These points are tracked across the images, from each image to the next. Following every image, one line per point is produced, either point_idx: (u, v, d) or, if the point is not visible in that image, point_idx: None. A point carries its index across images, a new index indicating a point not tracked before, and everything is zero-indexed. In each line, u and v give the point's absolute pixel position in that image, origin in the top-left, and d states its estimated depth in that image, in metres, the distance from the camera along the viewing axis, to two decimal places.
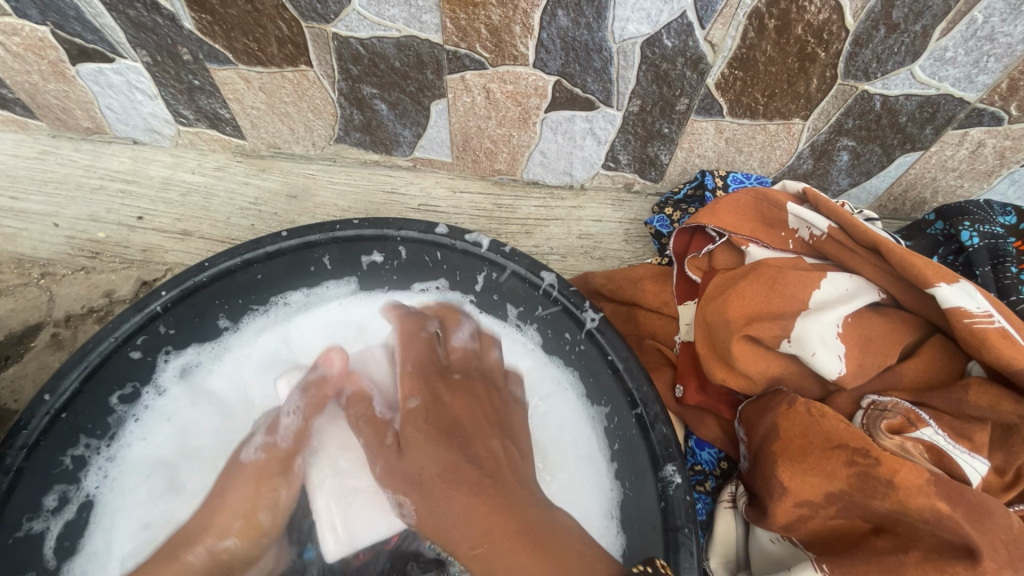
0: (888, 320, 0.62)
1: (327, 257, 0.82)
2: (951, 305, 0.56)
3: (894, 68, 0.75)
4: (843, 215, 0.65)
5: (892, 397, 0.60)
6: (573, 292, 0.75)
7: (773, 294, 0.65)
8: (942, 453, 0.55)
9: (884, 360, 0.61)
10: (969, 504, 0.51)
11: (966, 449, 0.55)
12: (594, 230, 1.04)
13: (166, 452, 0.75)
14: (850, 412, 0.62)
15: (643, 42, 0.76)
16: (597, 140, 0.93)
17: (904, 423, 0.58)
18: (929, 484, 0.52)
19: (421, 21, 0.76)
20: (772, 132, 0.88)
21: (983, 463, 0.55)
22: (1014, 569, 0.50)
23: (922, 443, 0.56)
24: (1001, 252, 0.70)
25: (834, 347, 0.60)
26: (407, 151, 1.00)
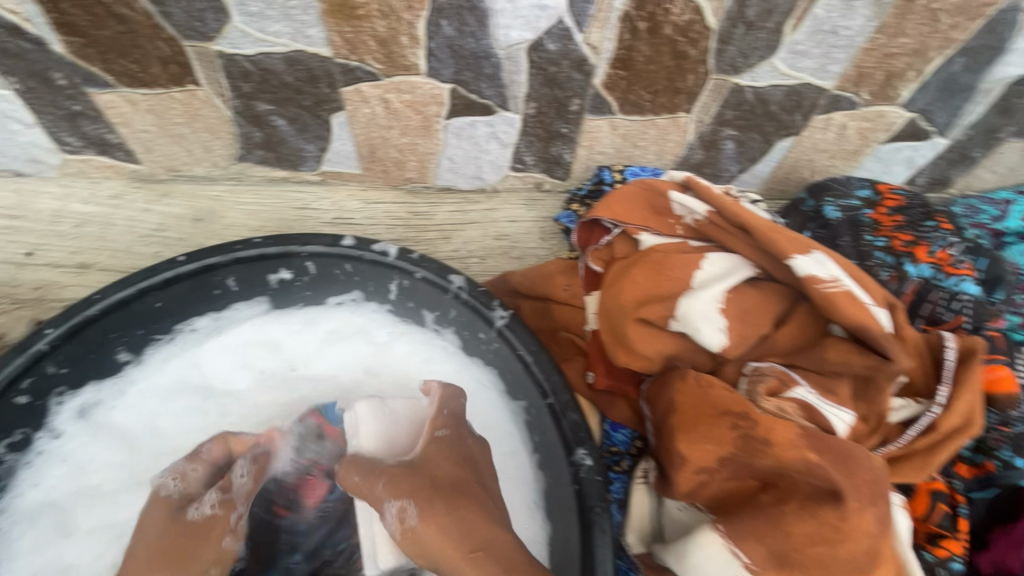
0: (762, 293, 0.67)
1: (232, 278, 0.80)
2: (807, 275, 0.63)
3: (758, 61, 0.82)
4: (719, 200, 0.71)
5: (768, 361, 0.66)
6: (482, 292, 0.78)
7: (661, 277, 0.70)
8: (814, 408, 0.61)
9: (761, 329, 0.66)
10: (834, 451, 0.56)
11: (833, 402, 0.61)
12: (510, 230, 1.07)
13: (64, 495, 0.73)
14: (735, 380, 0.67)
15: (528, 47, 0.79)
16: (501, 143, 0.95)
17: (779, 385, 0.63)
18: (799, 437, 0.57)
19: (307, 35, 0.76)
20: (662, 126, 0.93)
21: (849, 413, 0.60)
22: (877, 505, 0.55)
23: (796, 401, 0.62)
24: (858, 223, 0.79)
25: (715, 321, 0.65)
26: (314, 165, 0.99)
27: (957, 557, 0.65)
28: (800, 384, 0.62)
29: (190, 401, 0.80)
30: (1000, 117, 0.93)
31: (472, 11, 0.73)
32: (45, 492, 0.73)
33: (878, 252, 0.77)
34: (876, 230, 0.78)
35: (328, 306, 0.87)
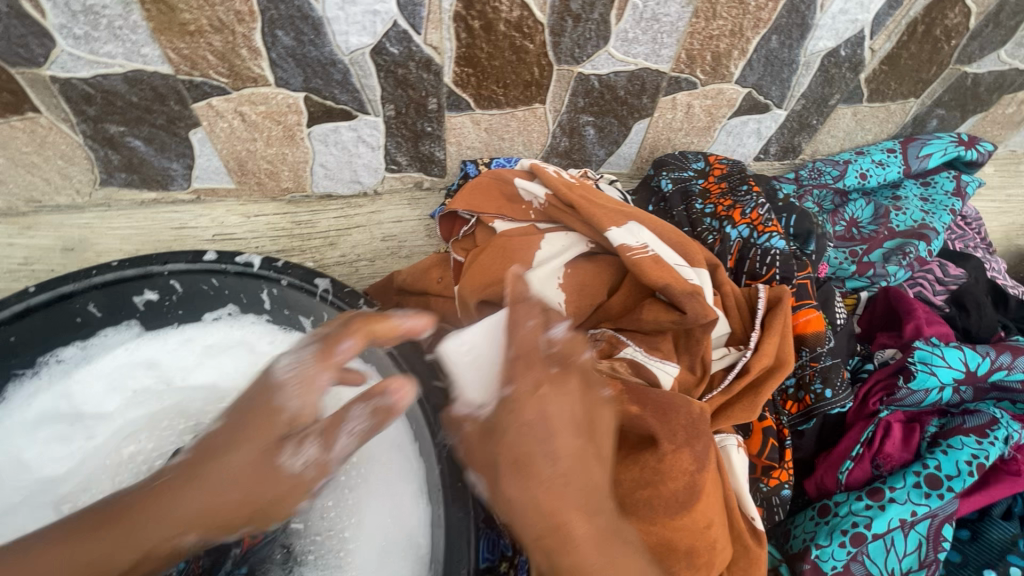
0: (596, 265, 0.76)
1: (93, 304, 0.79)
2: (618, 243, 0.71)
3: (594, 50, 0.88)
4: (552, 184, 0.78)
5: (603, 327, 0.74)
6: (346, 292, 0.80)
7: (504, 261, 0.77)
8: (640, 366, 0.68)
9: (595, 299, 0.75)
10: (653, 402, 0.62)
11: (658, 358, 0.68)
12: (396, 231, 1.10)
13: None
14: None
15: (371, 52, 0.82)
16: (370, 146, 0.98)
17: (611, 347, 0.71)
18: (622, 393, 0.63)
19: (142, 54, 0.76)
20: (522, 118, 0.98)
21: (673, 365, 0.67)
22: (693, 446, 0.60)
23: (625, 360, 0.69)
24: (689, 192, 0.89)
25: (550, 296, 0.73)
26: (184, 184, 0.99)
27: (785, 484, 0.73)
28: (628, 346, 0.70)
29: (62, 430, 0.78)
30: (825, 87, 1.02)
31: (305, 20, 0.75)
32: None
33: (704, 217, 0.86)
34: (703, 197, 0.88)
35: (204, 323, 0.87)
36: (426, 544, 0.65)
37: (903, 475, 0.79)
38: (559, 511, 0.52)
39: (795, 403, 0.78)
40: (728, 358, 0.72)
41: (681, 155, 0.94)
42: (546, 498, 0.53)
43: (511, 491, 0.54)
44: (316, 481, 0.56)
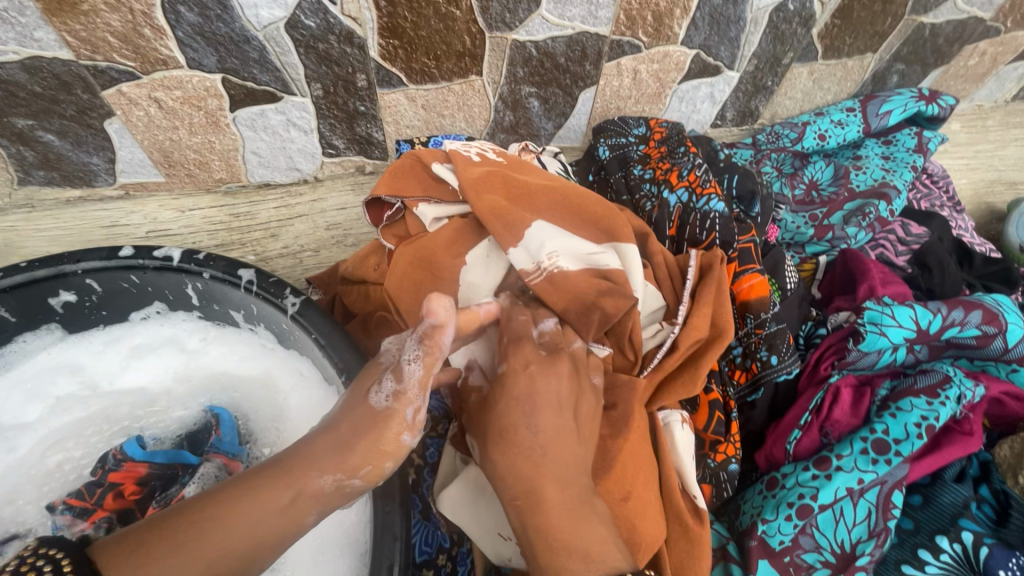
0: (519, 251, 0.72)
1: (2, 309, 0.74)
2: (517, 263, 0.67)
3: (527, 15, 0.83)
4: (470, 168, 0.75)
5: None
6: (272, 282, 0.75)
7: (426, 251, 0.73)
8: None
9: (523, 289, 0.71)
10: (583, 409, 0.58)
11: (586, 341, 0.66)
12: (340, 218, 1.05)
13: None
14: None
15: (286, 26, 0.77)
16: (302, 130, 0.93)
17: None
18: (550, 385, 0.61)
19: (36, 39, 0.71)
20: (460, 92, 0.93)
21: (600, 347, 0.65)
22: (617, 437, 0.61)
23: None
24: (627, 158, 0.89)
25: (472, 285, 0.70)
26: (109, 179, 0.94)
27: (732, 458, 0.70)
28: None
29: None
30: (776, 44, 0.98)
31: None
32: None
33: (643, 181, 0.85)
34: (642, 162, 0.87)
35: (132, 322, 0.83)
36: (363, 542, 0.61)
37: (849, 443, 0.76)
38: (535, 475, 0.52)
39: (743, 373, 0.75)
40: (659, 335, 0.69)
41: (620, 122, 0.93)
42: (522, 464, 0.53)
43: (492, 456, 0.55)
44: (403, 414, 0.51)
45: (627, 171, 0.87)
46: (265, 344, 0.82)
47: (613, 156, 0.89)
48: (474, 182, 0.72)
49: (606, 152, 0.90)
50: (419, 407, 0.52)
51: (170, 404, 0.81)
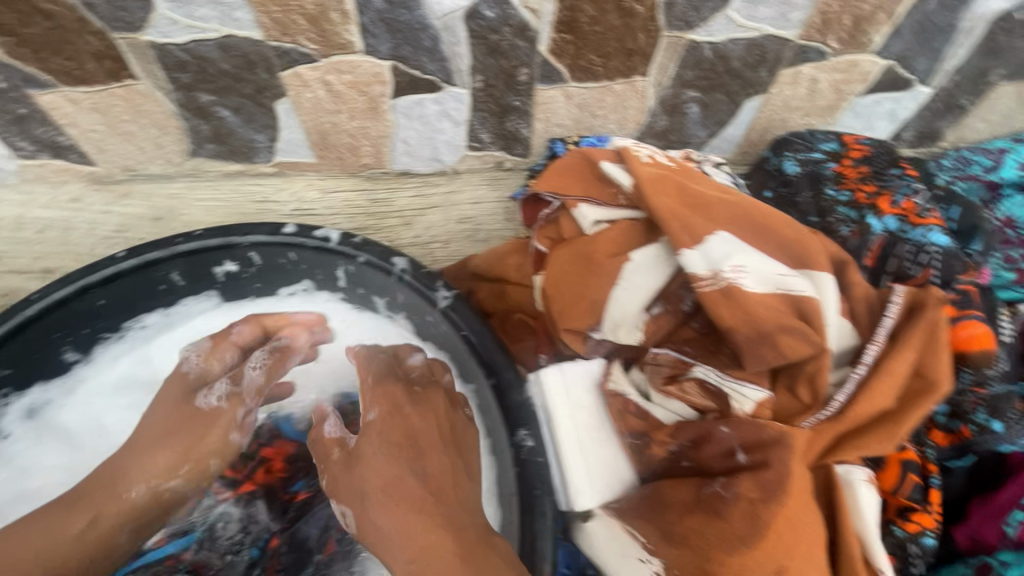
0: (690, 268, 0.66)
1: (176, 273, 0.78)
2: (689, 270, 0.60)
3: (711, 14, 0.77)
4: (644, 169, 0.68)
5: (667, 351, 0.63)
6: (425, 273, 0.74)
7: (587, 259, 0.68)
8: (717, 390, 0.61)
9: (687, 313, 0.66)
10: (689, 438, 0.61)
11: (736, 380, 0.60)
12: (474, 212, 1.04)
13: (10, 497, 0.72)
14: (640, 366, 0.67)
15: (464, 16, 0.75)
16: (453, 121, 0.92)
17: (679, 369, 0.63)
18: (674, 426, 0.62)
19: (235, 18, 0.74)
20: (619, 93, 0.89)
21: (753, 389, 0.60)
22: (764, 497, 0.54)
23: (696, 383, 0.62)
24: (819, 176, 0.92)
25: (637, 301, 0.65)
26: (267, 157, 0.97)
27: (929, 530, 0.69)
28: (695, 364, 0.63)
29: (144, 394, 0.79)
30: (986, 59, 0.86)
31: None
32: None
33: (836, 205, 0.90)
34: (836, 181, 0.92)
35: (279, 298, 0.85)
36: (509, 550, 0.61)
37: None
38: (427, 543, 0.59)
39: None
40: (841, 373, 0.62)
41: (807, 134, 0.95)
42: (393, 530, 0.61)
43: (378, 519, 0.62)
44: (234, 413, 0.75)
45: (819, 188, 0.92)
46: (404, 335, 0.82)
47: (804, 171, 0.93)
48: (649, 180, 0.67)
49: (796, 167, 0.93)
50: (248, 410, 0.76)
51: (310, 384, 0.83)
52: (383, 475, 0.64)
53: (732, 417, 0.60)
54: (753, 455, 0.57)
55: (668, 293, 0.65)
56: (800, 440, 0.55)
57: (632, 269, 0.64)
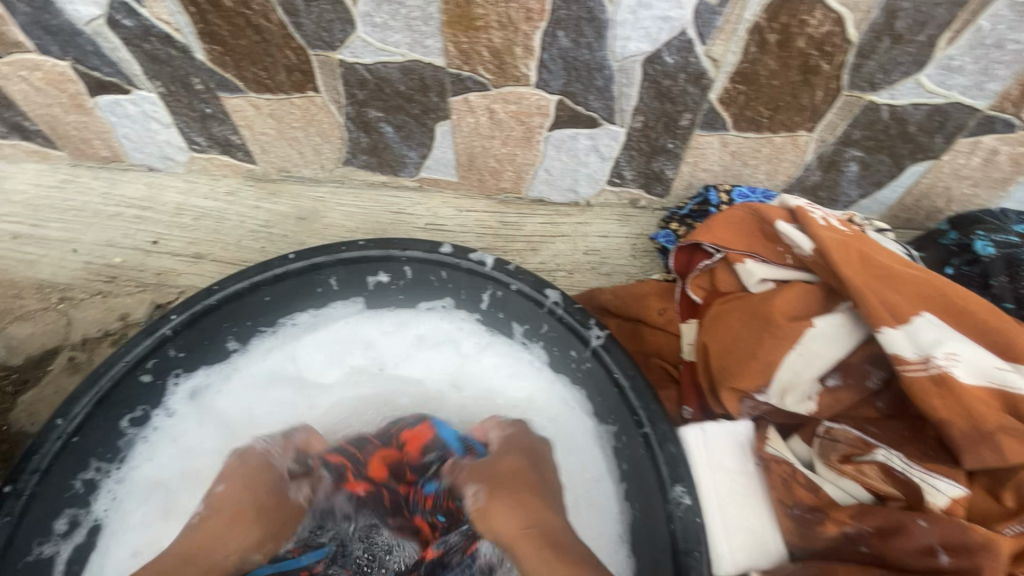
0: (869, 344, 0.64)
1: (334, 278, 0.82)
2: (892, 352, 0.59)
3: (900, 78, 0.75)
4: (830, 237, 0.66)
5: (843, 424, 0.63)
6: (578, 309, 0.75)
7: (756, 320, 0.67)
8: (903, 477, 0.58)
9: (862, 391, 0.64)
10: (876, 523, 0.57)
11: (925, 469, 0.58)
12: (600, 246, 1.04)
13: (169, 475, 0.75)
14: (808, 440, 0.65)
15: (644, 60, 0.76)
16: (601, 156, 0.93)
17: (854, 449, 0.62)
18: (857, 508, 0.59)
19: (424, 45, 0.77)
20: (778, 145, 0.87)
21: (949, 484, 0.57)
22: None
23: (876, 466, 0.60)
24: (1015, 262, 0.81)
25: (812, 372, 0.64)
26: (413, 172, 1.02)
27: None
28: (878, 447, 0.61)
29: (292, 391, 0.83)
30: None
31: (591, 22, 0.71)
32: (156, 468, 0.75)
33: None
34: None
35: (418, 311, 0.86)
36: None
37: None
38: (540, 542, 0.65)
39: None
40: None
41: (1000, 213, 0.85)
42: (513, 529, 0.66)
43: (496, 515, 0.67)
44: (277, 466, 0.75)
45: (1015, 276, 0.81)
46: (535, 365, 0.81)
47: (996, 254, 0.82)
48: (835, 247, 0.65)
49: (988, 248, 0.82)
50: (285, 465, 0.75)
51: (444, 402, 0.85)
52: (512, 521, 0.66)
53: (922, 509, 0.57)
54: (955, 557, 0.54)
55: (850, 366, 0.64)
56: (1008, 544, 0.52)
57: (813, 337, 0.64)
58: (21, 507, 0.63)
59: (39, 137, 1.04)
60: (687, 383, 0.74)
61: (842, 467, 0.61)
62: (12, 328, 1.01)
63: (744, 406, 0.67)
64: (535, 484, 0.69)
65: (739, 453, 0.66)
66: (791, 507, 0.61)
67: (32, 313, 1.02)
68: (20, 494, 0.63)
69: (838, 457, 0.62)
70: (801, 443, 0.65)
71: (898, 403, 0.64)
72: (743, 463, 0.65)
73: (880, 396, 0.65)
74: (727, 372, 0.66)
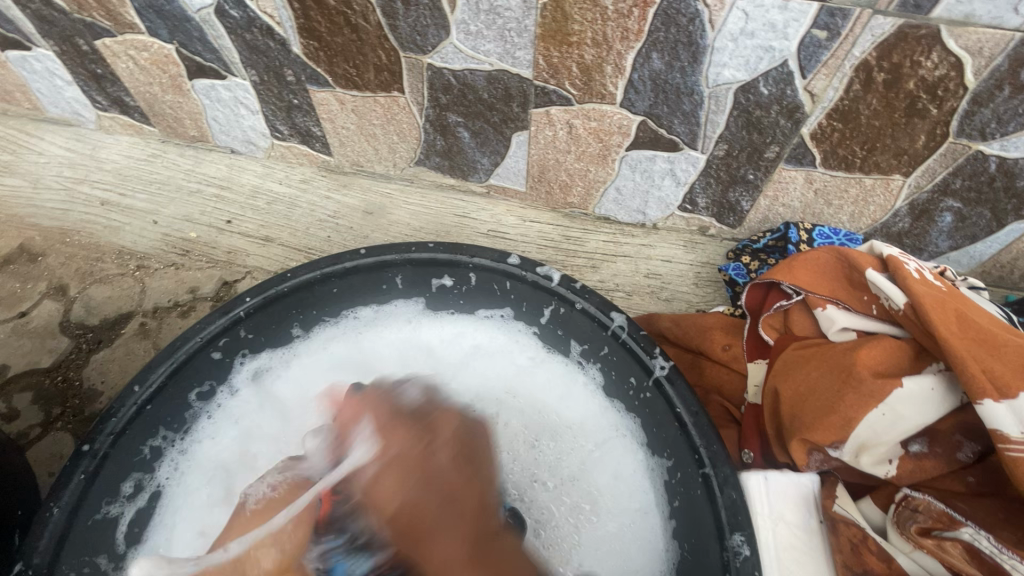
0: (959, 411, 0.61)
1: (399, 277, 0.83)
2: (989, 426, 0.56)
3: (1016, 129, 0.70)
4: (927, 293, 0.63)
5: (925, 495, 0.60)
6: (642, 336, 0.73)
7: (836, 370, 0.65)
8: (990, 560, 0.55)
9: (948, 461, 0.61)
10: None
11: (1017, 556, 0.54)
12: (663, 270, 1.01)
13: (227, 454, 0.75)
14: (884, 505, 0.62)
15: (738, 88, 0.74)
16: (676, 181, 0.91)
17: (936, 524, 0.58)
18: None
19: (515, 57, 0.77)
20: (868, 186, 0.83)
21: None
22: None
23: (960, 544, 0.56)
24: None
25: (894, 434, 0.61)
26: (482, 178, 1.02)
27: None
28: (965, 525, 0.57)
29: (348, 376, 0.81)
30: None
31: (689, 46, 0.70)
32: (218, 447, 0.76)
33: None
34: None
35: (477, 318, 0.85)
36: None
37: None
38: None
39: None
40: None
41: None
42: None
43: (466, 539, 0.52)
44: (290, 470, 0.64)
45: None
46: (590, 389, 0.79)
47: None
48: (934, 305, 0.62)
49: None
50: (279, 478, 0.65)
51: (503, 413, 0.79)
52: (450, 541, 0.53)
53: None
54: None
55: (937, 434, 0.62)
56: None
57: (900, 397, 0.61)
58: (95, 467, 0.66)
59: (136, 112, 1.10)
60: (750, 425, 0.72)
61: (920, 539, 0.57)
62: (92, 290, 1.07)
63: (811, 458, 0.65)
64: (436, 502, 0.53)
65: (801, 507, 0.64)
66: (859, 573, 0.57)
67: (110, 278, 1.08)
68: (95, 454, 0.66)
69: (917, 528, 0.58)
70: (873, 506, 0.63)
71: (992, 483, 0.60)
72: (805, 519, 0.63)
73: (971, 471, 0.61)
74: (798, 422, 0.65)
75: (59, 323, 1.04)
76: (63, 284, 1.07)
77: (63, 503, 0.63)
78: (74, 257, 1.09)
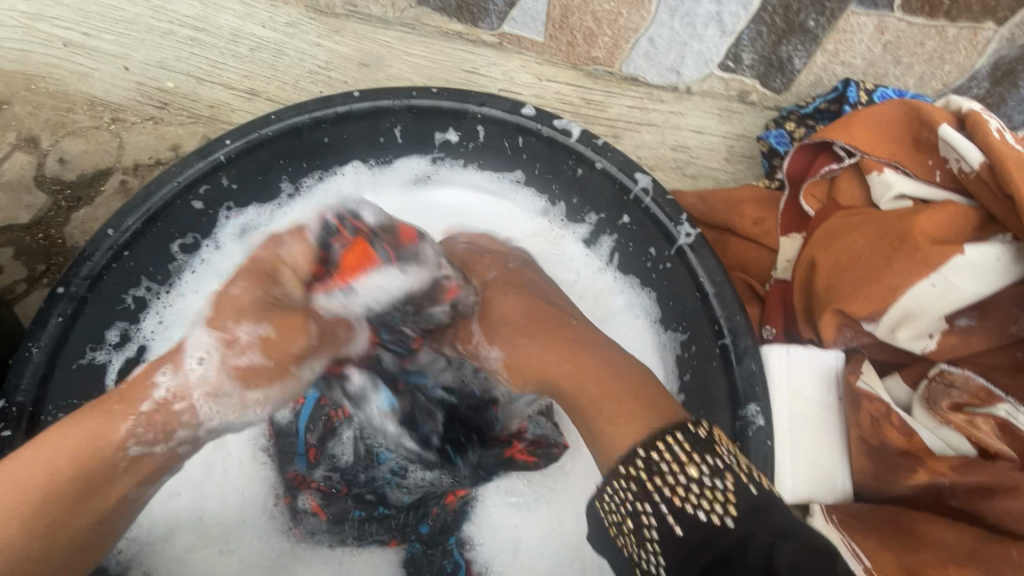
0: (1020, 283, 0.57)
1: (399, 128, 0.74)
2: None
3: None
4: (1007, 150, 0.56)
5: (963, 370, 0.58)
6: (669, 200, 0.65)
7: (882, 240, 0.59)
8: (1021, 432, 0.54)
9: (994, 337, 0.58)
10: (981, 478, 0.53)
11: None
12: (693, 142, 0.91)
13: None
14: (916, 382, 0.61)
15: None
16: (722, 30, 0.77)
17: (969, 401, 0.57)
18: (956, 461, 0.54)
19: None
20: (950, 38, 0.72)
21: None
22: None
23: (993, 419, 0.56)
24: None
25: (942, 306, 0.57)
26: (495, 23, 0.88)
27: None
28: (1003, 401, 0.56)
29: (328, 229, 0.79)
30: None
31: None
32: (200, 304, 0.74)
33: None
34: None
35: (488, 183, 0.80)
36: None
37: None
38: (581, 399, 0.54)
39: None
40: None
41: None
42: (594, 403, 0.52)
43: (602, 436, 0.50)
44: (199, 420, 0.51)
45: None
46: (585, 272, 0.77)
47: None
48: (1015, 163, 0.55)
49: None
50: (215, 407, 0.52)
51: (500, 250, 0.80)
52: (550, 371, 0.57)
53: None
54: None
55: (993, 308, 0.58)
56: None
57: (959, 263, 0.56)
58: (73, 310, 0.61)
59: None
60: (778, 302, 0.67)
61: (949, 415, 0.57)
62: (65, 143, 0.98)
63: (840, 336, 0.62)
64: (519, 326, 0.61)
65: (822, 383, 0.61)
66: (876, 447, 0.57)
67: (84, 130, 0.98)
68: (74, 297, 0.61)
69: (949, 403, 0.57)
70: (901, 384, 0.62)
71: None
72: (823, 395, 0.61)
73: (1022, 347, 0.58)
74: (834, 293, 0.60)
75: (34, 177, 0.96)
76: (34, 135, 0.98)
77: (43, 345, 0.60)
78: (42, 106, 0.98)
